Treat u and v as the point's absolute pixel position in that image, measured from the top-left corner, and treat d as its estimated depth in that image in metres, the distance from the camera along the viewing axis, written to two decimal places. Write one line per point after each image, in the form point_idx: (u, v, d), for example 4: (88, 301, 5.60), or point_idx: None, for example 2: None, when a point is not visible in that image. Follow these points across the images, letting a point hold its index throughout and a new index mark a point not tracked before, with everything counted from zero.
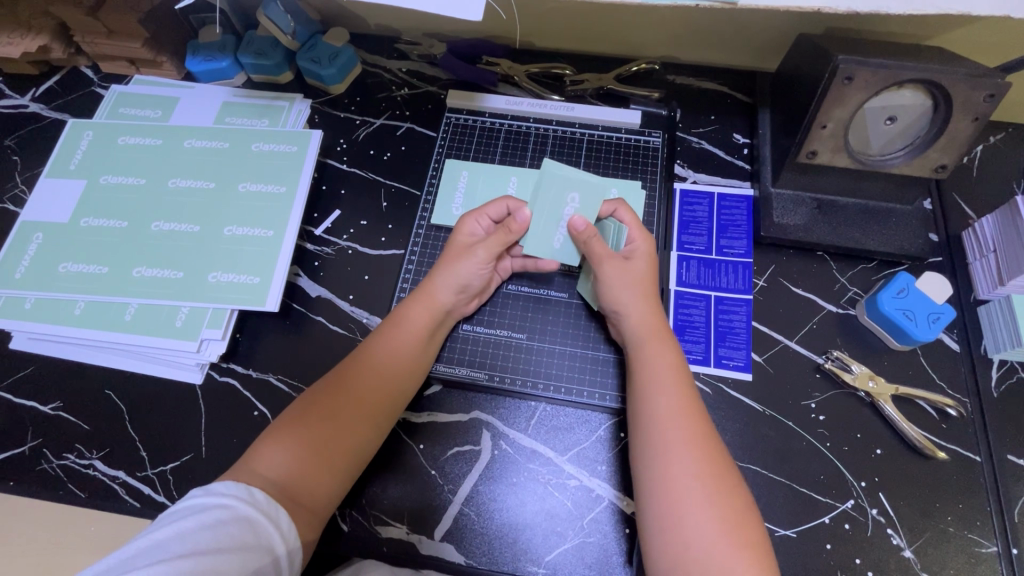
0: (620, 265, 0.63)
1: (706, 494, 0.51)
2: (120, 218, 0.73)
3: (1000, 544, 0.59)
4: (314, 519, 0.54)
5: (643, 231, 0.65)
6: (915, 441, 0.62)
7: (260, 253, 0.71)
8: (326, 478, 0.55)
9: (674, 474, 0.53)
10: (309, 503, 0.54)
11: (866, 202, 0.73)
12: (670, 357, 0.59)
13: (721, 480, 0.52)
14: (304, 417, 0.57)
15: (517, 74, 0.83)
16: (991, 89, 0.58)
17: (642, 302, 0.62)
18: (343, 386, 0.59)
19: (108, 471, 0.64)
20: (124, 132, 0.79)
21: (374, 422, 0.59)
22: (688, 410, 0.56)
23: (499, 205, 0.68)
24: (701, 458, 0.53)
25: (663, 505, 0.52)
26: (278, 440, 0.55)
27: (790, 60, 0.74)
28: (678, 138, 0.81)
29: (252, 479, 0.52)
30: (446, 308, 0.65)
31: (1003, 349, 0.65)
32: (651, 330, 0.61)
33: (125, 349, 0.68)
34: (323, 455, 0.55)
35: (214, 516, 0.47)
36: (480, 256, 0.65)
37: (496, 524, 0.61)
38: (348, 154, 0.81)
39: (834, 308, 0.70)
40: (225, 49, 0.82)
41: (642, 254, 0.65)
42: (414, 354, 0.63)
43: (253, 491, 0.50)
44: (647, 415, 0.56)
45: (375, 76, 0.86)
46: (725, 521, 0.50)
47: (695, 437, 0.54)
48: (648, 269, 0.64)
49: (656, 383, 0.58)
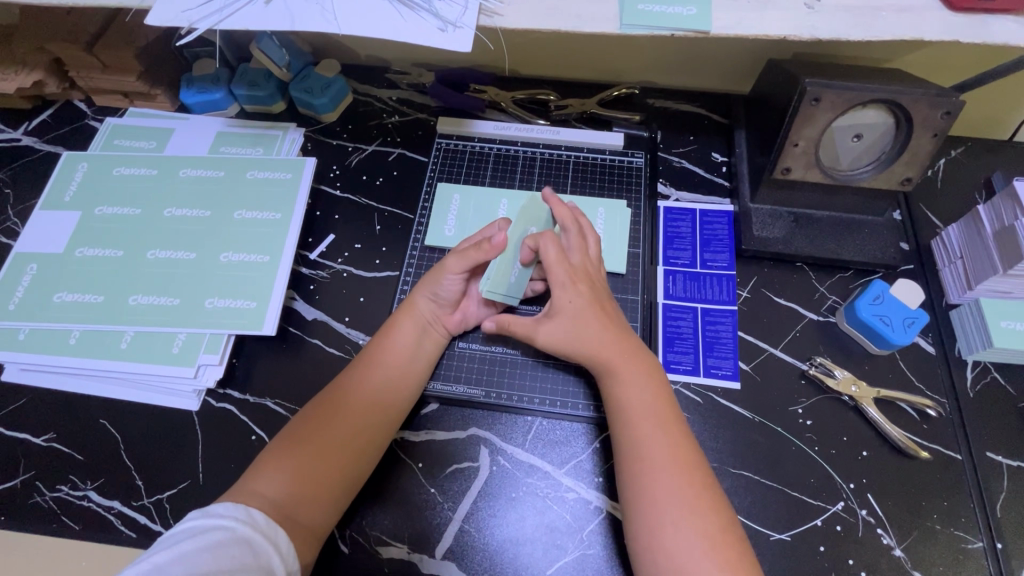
0: (545, 326, 0.64)
1: (688, 509, 0.53)
2: (116, 247, 0.74)
3: (985, 539, 0.61)
4: (312, 539, 0.55)
5: (555, 266, 0.63)
6: (898, 441, 0.64)
7: (256, 278, 0.72)
8: (321, 501, 0.56)
9: (657, 503, 0.54)
10: (308, 525, 0.55)
11: (839, 214, 0.77)
12: (642, 380, 0.61)
13: (703, 505, 0.53)
14: (301, 439, 0.58)
15: (504, 101, 0.86)
16: (947, 107, 0.62)
17: (594, 329, 0.63)
18: (333, 412, 0.60)
19: (102, 501, 0.64)
20: (118, 163, 0.80)
21: (361, 445, 0.60)
22: (669, 432, 0.57)
23: (492, 227, 0.70)
24: (682, 484, 0.54)
25: (645, 524, 0.54)
26: (275, 463, 0.56)
27: (761, 83, 0.79)
28: (660, 158, 0.84)
29: (252, 498, 0.53)
30: (427, 319, 0.68)
31: (976, 350, 0.68)
32: (619, 347, 0.62)
33: (120, 378, 0.68)
34: (320, 477, 0.56)
35: (215, 537, 0.48)
36: (449, 268, 0.66)
37: (496, 540, 0.62)
38: (341, 180, 0.83)
39: (815, 316, 0.73)
40: (219, 81, 0.84)
41: (566, 295, 0.63)
42: (408, 372, 0.65)
43: (252, 511, 0.51)
44: (628, 434, 0.58)
45: (366, 104, 0.89)
46: (708, 548, 0.51)
47: (674, 461, 0.56)
48: (581, 305, 0.63)
49: (635, 408, 0.59)
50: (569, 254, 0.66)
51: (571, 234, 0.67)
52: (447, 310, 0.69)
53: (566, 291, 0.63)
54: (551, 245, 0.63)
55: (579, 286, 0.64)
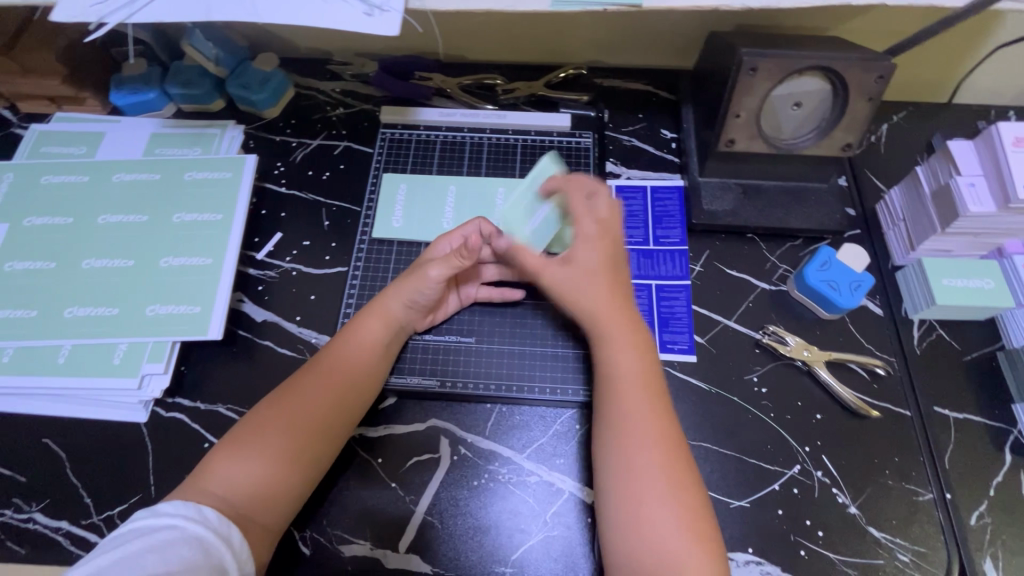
0: (557, 270, 0.61)
1: (667, 493, 0.53)
2: (48, 258, 0.70)
3: (935, 491, 0.63)
4: (267, 536, 0.54)
5: (586, 217, 0.61)
6: (849, 402, 0.66)
7: (199, 282, 0.69)
8: (278, 499, 0.55)
9: (630, 482, 0.54)
10: (261, 522, 0.54)
11: (786, 183, 0.77)
12: (627, 350, 0.59)
13: (682, 485, 0.54)
14: (259, 437, 0.56)
15: (450, 87, 0.85)
16: (880, 71, 0.63)
17: (601, 292, 0.60)
18: (293, 409, 0.58)
19: (49, 522, 0.61)
20: (46, 170, 0.76)
21: (319, 443, 0.58)
22: (652, 410, 0.57)
23: (469, 226, 0.69)
24: (657, 465, 0.54)
25: (625, 505, 0.54)
26: (228, 460, 0.54)
27: (704, 57, 0.79)
28: (609, 138, 0.84)
29: (202, 496, 0.52)
30: (402, 322, 0.66)
31: (921, 309, 0.70)
32: (616, 316, 0.60)
33: (58, 394, 0.65)
34: (275, 476, 0.55)
35: (163, 538, 0.46)
36: (431, 276, 0.64)
37: (460, 529, 0.61)
38: (286, 176, 0.81)
39: (767, 286, 0.74)
40: (151, 81, 0.81)
41: (589, 247, 0.61)
42: (383, 360, 0.65)
43: (203, 509, 0.49)
44: (622, 412, 0.57)
45: (309, 98, 0.87)
46: (676, 527, 0.52)
47: (662, 443, 0.55)
48: (603, 263, 0.60)
49: (622, 383, 0.58)
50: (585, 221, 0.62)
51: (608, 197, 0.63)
52: (421, 314, 0.67)
53: (585, 245, 0.61)
54: (580, 202, 0.62)
55: (604, 244, 0.61)
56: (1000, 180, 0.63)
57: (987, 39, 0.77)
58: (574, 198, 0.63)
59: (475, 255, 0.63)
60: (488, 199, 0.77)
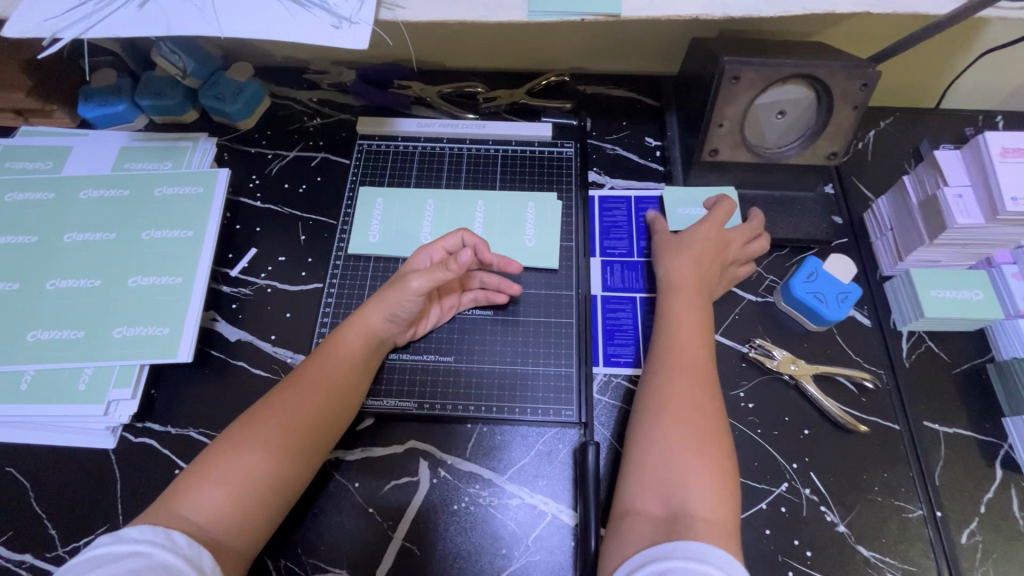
0: (675, 246, 0.67)
1: (700, 454, 0.52)
2: (10, 278, 0.67)
3: (925, 508, 0.62)
4: (240, 563, 0.52)
5: (727, 209, 0.69)
6: (837, 417, 0.64)
7: (169, 302, 0.67)
8: (253, 518, 0.53)
9: (658, 415, 0.55)
10: (234, 548, 0.51)
11: (771, 192, 0.76)
12: (693, 309, 0.61)
13: (713, 449, 0.52)
14: (242, 440, 0.55)
15: (429, 96, 0.83)
16: (864, 79, 0.62)
17: (682, 259, 0.65)
18: (282, 405, 0.58)
19: (12, 556, 0.59)
20: (10, 187, 0.73)
21: (301, 453, 0.57)
22: (697, 369, 0.57)
23: (454, 238, 0.66)
24: (690, 409, 0.54)
25: (656, 456, 0.52)
26: (208, 473, 0.53)
27: (688, 64, 0.77)
28: (593, 146, 0.82)
29: (175, 522, 0.49)
30: (380, 335, 0.64)
31: (909, 321, 0.69)
32: (682, 279, 0.64)
33: (22, 421, 0.62)
34: (256, 487, 0.53)
35: (128, 565, 0.43)
36: (412, 287, 0.61)
37: (440, 555, 0.60)
38: (261, 190, 0.79)
39: (753, 297, 0.72)
40: (121, 93, 0.79)
41: (699, 231, 0.67)
42: (373, 360, 0.64)
43: (171, 534, 0.47)
44: (668, 370, 0.57)
45: (285, 108, 0.85)
46: (696, 465, 0.51)
47: (702, 404, 0.55)
48: (708, 248, 0.66)
49: (678, 343, 0.59)
50: (731, 231, 0.68)
51: (764, 240, 0.70)
52: (403, 328, 0.65)
53: (701, 228, 0.67)
54: (723, 210, 0.69)
55: (714, 234, 0.67)
56: (987, 191, 0.61)
57: (973, 45, 0.76)
58: (721, 210, 0.69)
59: (460, 271, 0.59)
60: (467, 212, 0.75)
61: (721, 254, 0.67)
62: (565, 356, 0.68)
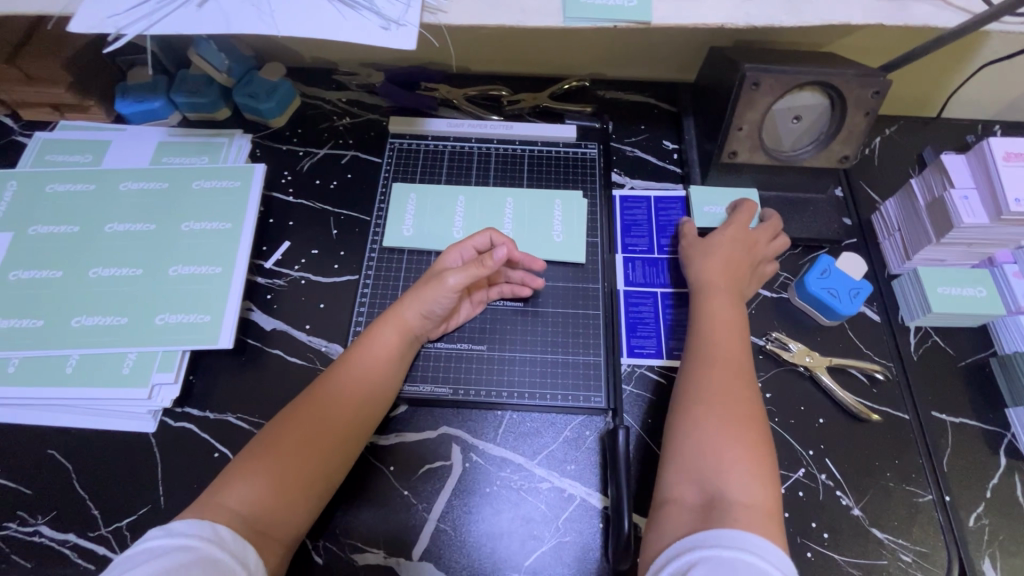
0: (703, 248, 0.70)
1: (738, 442, 0.53)
2: (54, 266, 0.69)
3: (935, 493, 0.65)
4: (283, 552, 0.53)
5: (747, 213, 0.72)
6: (851, 407, 0.67)
7: (209, 291, 0.69)
8: (295, 513, 0.54)
9: (691, 408, 0.56)
10: (276, 536, 0.52)
11: (784, 194, 0.80)
12: (727, 307, 0.64)
13: (749, 438, 0.54)
14: (278, 442, 0.56)
15: (455, 98, 0.86)
16: (876, 87, 0.66)
17: (714, 260, 0.68)
18: (322, 404, 0.59)
19: (56, 535, 0.60)
20: (51, 179, 0.75)
21: (339, 450, 0.59)
22: (732, 363, 0.59)
23: (481, 237, 0.69)
24: (725, 396, 0.56)
25: (693, 444, 0.54)
26: (246, 471, 0.54)
27: (705, 71, 0.81)
28: (614, 148, 0.85)
29: (217, 512, 0.50)
30: (414, 331, 0.66)
31: (917, 317, 0.72)
32: (711, 278, 0.66)
33: (65, 404, 0.64)
34: (294, 484, 0.55)
35: (178, 557, 0.44)
36: (447, 285, 0.63)
37: (473, 536, 0.62)
38: (293, 185, 0.81)
39: (769, 293, 0.76)
40: (157, 90, 0.82)
41: (726, 237, 0.70)
42: (400, 368, 0.65)
43: (217, 529, 0.47)
44: (700, 365, 0.59)
45: (315, 107, 0.88)
46: (732, 451, 0.53)
47: (737, 395, 0.56)
48: (739, 254, 0.69)
49: (711, 338, 0.61)
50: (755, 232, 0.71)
51: (783, 240, 0.72)
52: (436, 324, 0.68)
53: (726, 233, 0.70)
54: (743, 215, 0.72)
55: (737, 239, 0.70)
56: (992, 193, 0.65)
57: (975, 57, 0.80)
58: (742, 215, 0.72)
59: (495, 268, 0.62)
60: (496, 209, 0.78)
61: (748, 254, 0.69)
62: (592, 346, 0.71)
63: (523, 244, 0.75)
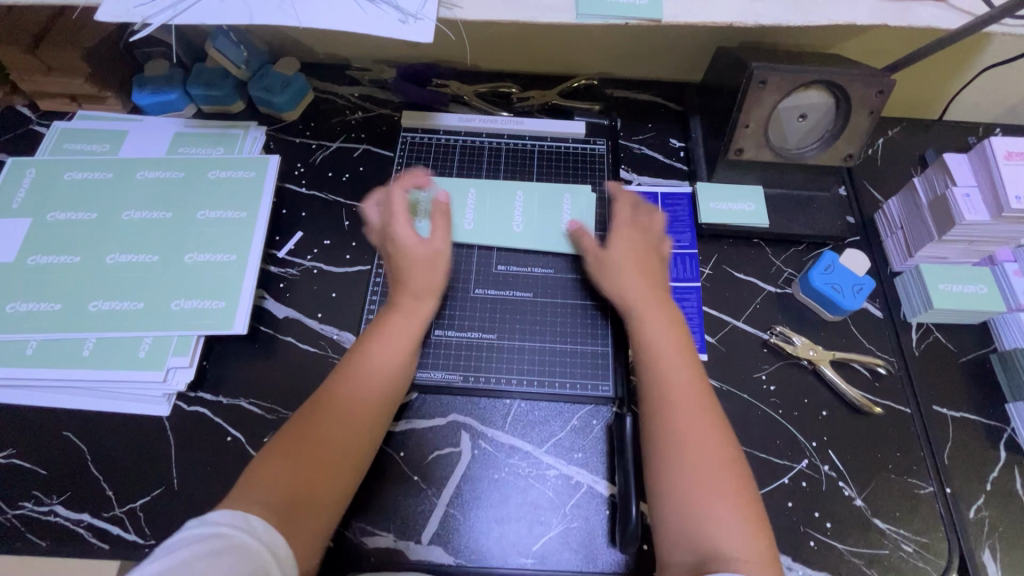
0: (603, 257, 0.70)
1: (723, 488, 0.54)
2: (72, 252, 0.71)
3: (936, 485, 0.66)
4: (313, 545, 0.53)
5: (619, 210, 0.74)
6: (854, 400, 0.69)
7: (223, 278, 0.71)
8: (317, 524, 0.54)
9: (671, 457, 0.56)
10: (306, 530, 0.53)
11: (789, 192, 0.81)
12: (669, 330, 0.63)
13: (730, 477, 0.55)
14: (271, 477, 0.53)
15: (466, 94, 0.88)
16: (880, 86, 0.67)
17: (635, 279, 0.67)
18: (313, 433, 0.57)
19: (71, 515, 0.61)
20: (69, 167, 0.77)
21: (346, 466, 0.57)
22: (696, 396, 0.59)
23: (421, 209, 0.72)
24: (704, 437, 0.56)
25: (682, 500, 0.54)
26: (251, 500, 0.51)
27: (712, 70, 0.83)
28: (621, 146, 0.87)
29: (250, 504, 0.51)
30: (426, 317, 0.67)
31: (919, 313, 0.73)
32: (644, 298, 0.65)
33: (81, 386, 0.65)
34: (304, 504, 0.53)
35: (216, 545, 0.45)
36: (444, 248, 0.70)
37: (482, 521, 0.63)
38: (306, 177, 0.83)
39: (773, 289, 0.77)
40: (173, 82, 0.83)
41: (619, 239, 0.71)
42: (407, 375, 0.64)
43: (250, 518, 0.49)
44: (669, 406, 0.58)
45: (328, 101, 0.89)
46: (721, 501, 0.53)
47: (711, 434, 0.57)
48: (636, 250, 0.70)
49: (672, 372, 0.60)
50: (648, 224, 0.73)
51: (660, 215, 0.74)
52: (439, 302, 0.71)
53: (620, 238, 0.71)
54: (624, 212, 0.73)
55: (631, 237, 0.71)
56: (992, 189, 0.66)
57: (977, 60, 0.82)
58: (619, 211, 0.74)
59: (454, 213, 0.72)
60: (507, 202, 0.79)
61: (648, 247, 0.70)
62: (600, 336, 0.72)
63: (533, 238, 0.76)
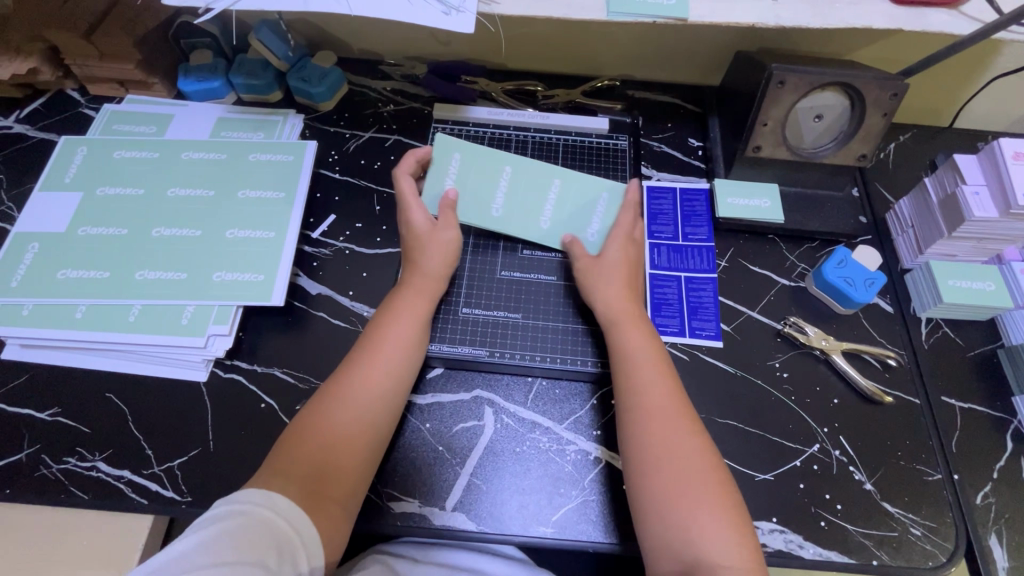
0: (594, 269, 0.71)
1: (707, 498, 0.55)
2: (119, 225, 0.75)
3: (944, 472, 0.68)
4: (341, 523, 0.55)
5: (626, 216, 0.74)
6: (865, 389, 0.71)
7: (261, 254, 0.74)
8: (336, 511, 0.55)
9: (653, 471, 0.58)
10: (333, 507, 0.55)
11: (803, 190, 0.84)
12: (645, 343, 0.66)
13: (714, 485, 0.56)
14: (285, 466, 0.55)
15: (494, 91, 0.92)
16: (894, 89, 0.71)
17: (620, 292, 0.69)
18: (322, 423, 0.58)
19: (112, 471, 0.64)
20: (118, 146, 0.81)
21: (362, 448, 0.59)
22: (673, 409, 0.61)
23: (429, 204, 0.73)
24: (683, 449, 0.58)
25: (668, 510, 0.55)
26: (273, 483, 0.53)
27: (731, 73, 0.86)
28: (642, 143, 0.90)
29: (282, 481, 0.54)
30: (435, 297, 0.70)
31: (929, 307, 0.76)
32: (623, 311, 0.68)
33: (126, 350, 0.68)
34: (325, 486, 0.55)
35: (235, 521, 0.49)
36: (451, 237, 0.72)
37: (505, 492, 0.65)
38: (339, 164, 0.86)
39: (787, 282, 0.80)
40: (217, 71, 0.87)
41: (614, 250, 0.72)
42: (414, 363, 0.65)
43: (272, 496, 0.52)
44: (648, 420, 0.60)
45: (362, 94, 0.93)
46: (704, 511, 0.55)
47: (691, 445, 0.58)
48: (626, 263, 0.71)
49: (648, 386, 0.62)
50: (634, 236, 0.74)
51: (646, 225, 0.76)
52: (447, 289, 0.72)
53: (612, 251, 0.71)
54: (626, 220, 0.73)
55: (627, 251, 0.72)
56: (1002, 188, 0.69)
57: (987, 69, 0.85)
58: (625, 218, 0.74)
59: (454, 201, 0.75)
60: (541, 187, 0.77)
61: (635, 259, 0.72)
62: None
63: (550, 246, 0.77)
